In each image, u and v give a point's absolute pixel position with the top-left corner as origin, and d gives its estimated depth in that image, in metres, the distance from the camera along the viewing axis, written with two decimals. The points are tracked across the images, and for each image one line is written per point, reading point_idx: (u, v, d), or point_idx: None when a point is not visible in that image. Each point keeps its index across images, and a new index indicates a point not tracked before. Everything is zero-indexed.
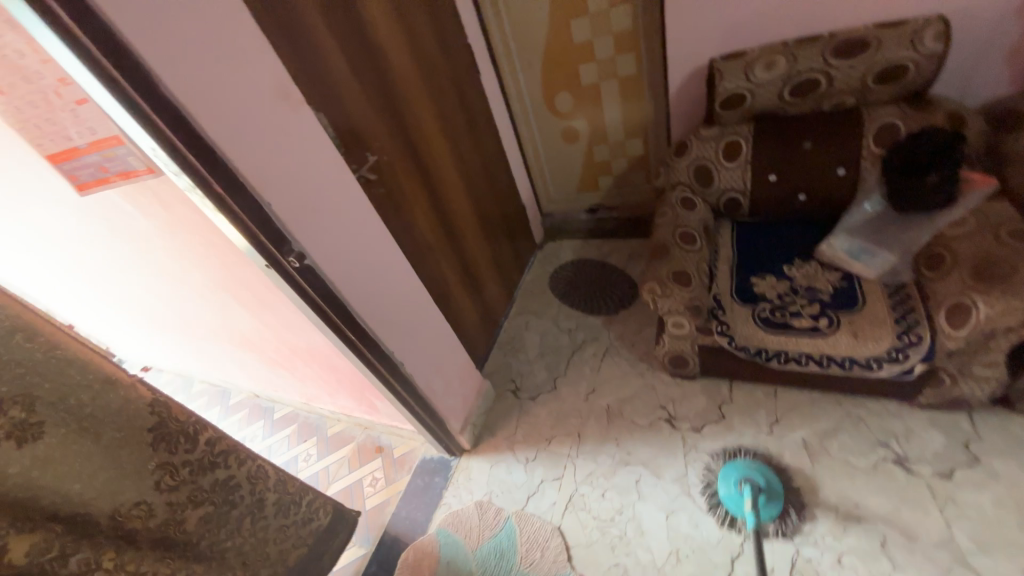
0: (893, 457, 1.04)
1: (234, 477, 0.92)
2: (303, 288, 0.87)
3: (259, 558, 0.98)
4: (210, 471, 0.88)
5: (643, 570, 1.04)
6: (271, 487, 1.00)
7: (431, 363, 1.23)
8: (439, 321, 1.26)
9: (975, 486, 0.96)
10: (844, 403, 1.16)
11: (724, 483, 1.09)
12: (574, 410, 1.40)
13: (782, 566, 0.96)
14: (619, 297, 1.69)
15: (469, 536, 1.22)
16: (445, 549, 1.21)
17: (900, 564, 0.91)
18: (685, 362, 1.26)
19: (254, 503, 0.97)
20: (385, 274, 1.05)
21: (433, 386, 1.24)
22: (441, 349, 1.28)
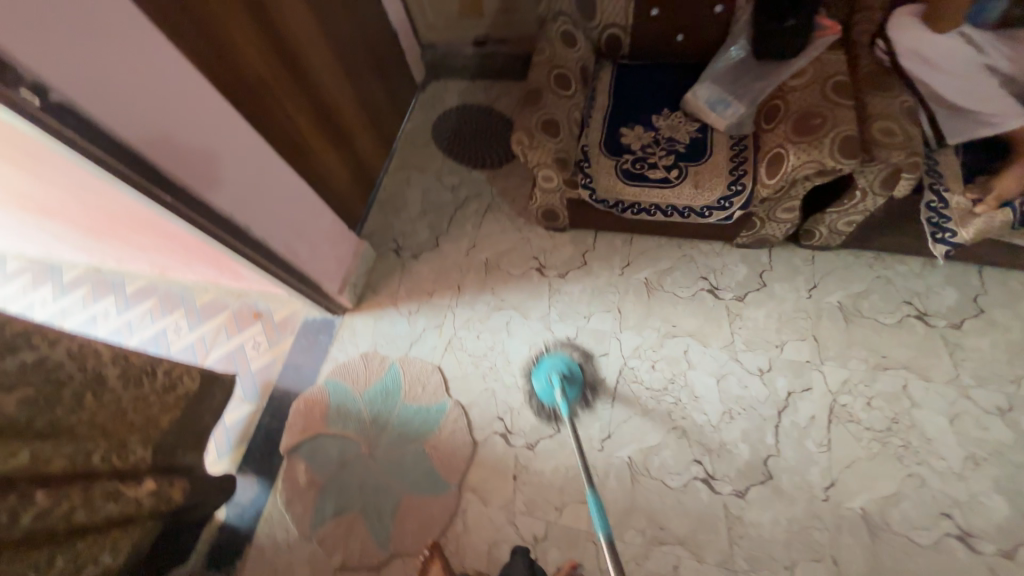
0: (708, 288, 1.26)
1: (50, 359, 0.85)
2: (68, 136, 0.69)
3: (124, 426, 0.99)
4: (11, 356, 0.80)
5: (507, 390, 1.22)
6: (108, 363, 0.95)
7: (289, 226, 1.12)
8: (295, 178, 1.11)
9: (759, 304, 1.21)
10: (684, 247, 1.32)
11: (540, 385, 1.18)
12: (455, 266, 1.44)
13: (612, 374, 1.19)
14: (504, 149, 1.62)
15: (356, 381, 1.30)
16: (335, 397, 1.28)
17: (694, 362, 1.18)
18: (556, 215, 1.31)
19: (92, 379, 0.92)
20: (206, 127, 0.87)
21: (296, 250, 1.16)
22: (300, 209, 1.15)
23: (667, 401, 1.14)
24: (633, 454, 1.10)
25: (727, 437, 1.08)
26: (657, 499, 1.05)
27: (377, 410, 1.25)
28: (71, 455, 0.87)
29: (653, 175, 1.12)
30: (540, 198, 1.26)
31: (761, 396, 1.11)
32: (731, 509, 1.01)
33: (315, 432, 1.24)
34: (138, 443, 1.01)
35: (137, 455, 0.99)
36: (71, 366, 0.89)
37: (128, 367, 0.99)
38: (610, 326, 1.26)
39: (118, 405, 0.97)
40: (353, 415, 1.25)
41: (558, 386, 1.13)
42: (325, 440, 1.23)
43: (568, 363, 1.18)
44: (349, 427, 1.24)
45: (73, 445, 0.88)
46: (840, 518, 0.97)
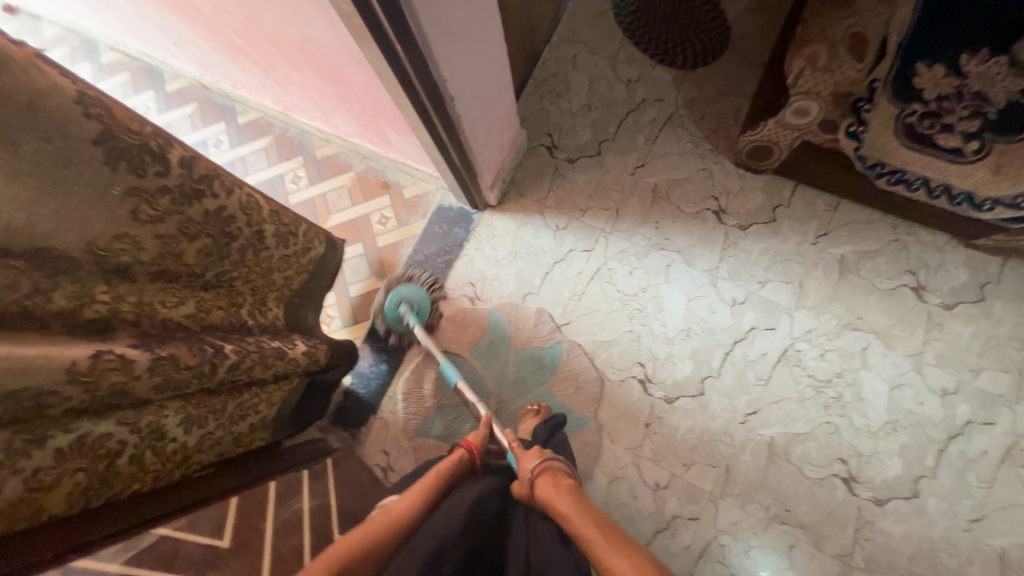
0: (913, 284, 1.09)
1: (226, 209, 0.72)
2: None
3: (269, 284, 0.91)
4: (197, 202, 0.66)
5: (653, 339, 1.14)
6: (268, 220, 0.83)
7: (479, 103, 0.94)
8: (497, 38, 0.88)
9: (968, 320, 1.06)
10: (899, 229, 1.12)
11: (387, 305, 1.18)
12: (616, 184, 1.24)
13: (774, 351, 1.10)
14: (705, 46, 1.29)
15: (517, 335, 1.19)
16: (492, 331, 1.20)
17: (869, 362, 1.07)
18: (768, 155, 1.08)
19: (254, 237, 0.80)
20: None
21: (477, 133, 0.99)
22: (490, 81, 0.95)
23: (827, 395, 1.06)
24: (777, 438, 1.06)
25: (882, 447, 1.03)
26: (789, 484, 1.03)
27: (522, 353, 1.17)
28: (225, 309, 0.80)
29: (940, 146, 0.88)
30: (762, 132, 1.02)
31: (934, 417, 1.03)
32: (864, 512, 1.00)
33: (454, 354, 1.19)
34: (274, 301, 0.95)
35: (274, 313, 0.94)
36: (240, 219, 0.76)
37: (280, 224, 0.87)
38: (785, 300, 1.12)
39: (271, 264, 0.88)
40: (500, 357, 1.18)
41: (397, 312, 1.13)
42: (461, 366, 1.18)
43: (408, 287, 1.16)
44: (490, 368, 1.18)
45: (229, 297, 0.82)
46: (974, 550, 0.97)
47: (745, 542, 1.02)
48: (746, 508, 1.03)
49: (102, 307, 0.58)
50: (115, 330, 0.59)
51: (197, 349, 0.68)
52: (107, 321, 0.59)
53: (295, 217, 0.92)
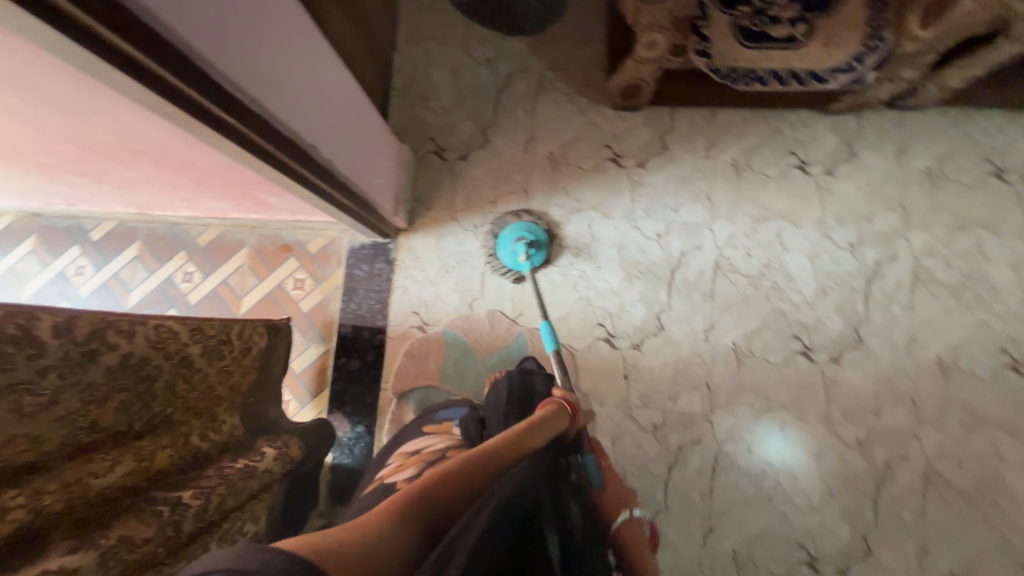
0: (797, 163, 1.19)
1: (135, 355, 0.65)
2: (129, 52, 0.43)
3: (217, 398, 0.82)
4: (93, 364, 0.60)
5: (602, 296, 1.18)
6: (190, 343, 0.73)
7: (350, 142, 0.91)
8: (344, 77, 0.86)
9: (849, 177, 1.18)
10: (770, 118, 1.21)
11: (503, 241, 1.17)
12: (515, 166, 1.24)
13: (708, 266, 1.17)
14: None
15: (478, 344, 1.18)
16: (453, 349, 1.18)
17: (787, 244, 1.17)
18: (638, 93, 1.12)
19: (180, 365, 0.72)
20: (275, 18, 0.62)
21: (359, 170, 0.96)
22: (353, 115, 0.92)
23: (764, 286, 1.15)
24: (738, 342, 1.14)
25: (823, 313, 1.14)
26: (761, 376, 1.12)
27: (490, 359, 1.17)
28: (173, 444, 0.73)
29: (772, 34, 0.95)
30: (628, 72, 1.05)
31: (852, 269, 1.15)
32: (827, 374, 1.11)
33: (426, 385, 1.16)
34: (226, 410, 0.86)
35: (229, 424, 0.85)
36: (156, 358, 0.68)
37: (207, 341, 0.77)
38: (700, 216, 1.19)
39: (210, 380, 0.79)
40: (470, 371, 1.17)
41: (524, 251, 1.14)
42: (437, 394, 1.16)
43: (537, 230, 1.17)
44: (465, 385, 1.16)
45: (172, 430, 0.74)
46: (918, 368, 1.10)
47: (745, 442, 1.10)
48: (734, 412, 1.11)
49: (17, 513, 0.52)
50: (44, 532, 0.55)
51: (149, 516, 0.63)
52: (32, 527, 0.54)
53: (220, 325, 0.81)
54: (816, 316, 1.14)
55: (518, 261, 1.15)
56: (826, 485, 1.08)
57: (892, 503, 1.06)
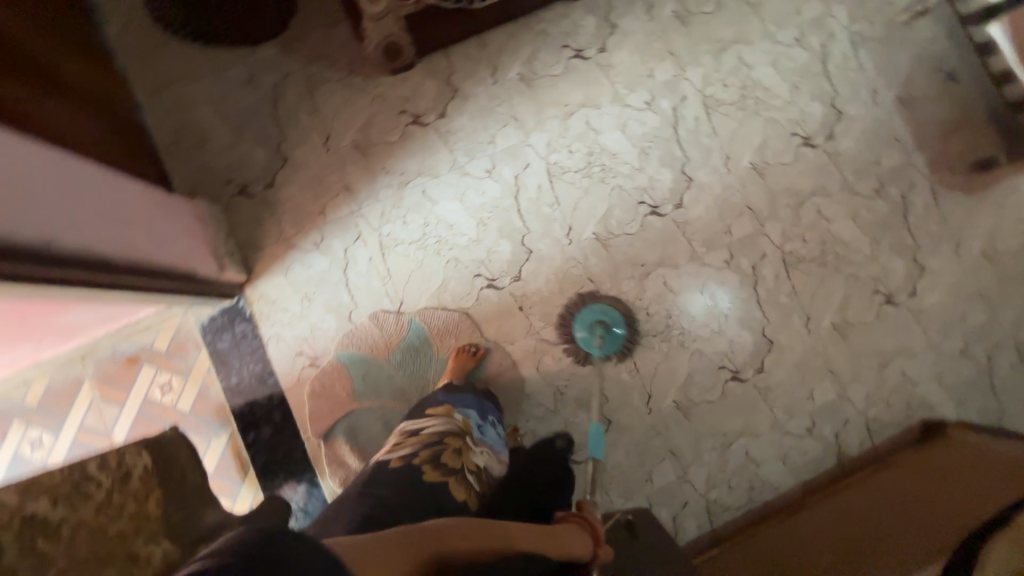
0: (573, 52, 1.26)
1: None
2: None
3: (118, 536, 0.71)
4: None
5: (466, 249, 1.20)
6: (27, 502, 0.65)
7: (113, 222, 0.84)
8: (67, 159, 0.79)
9: (619, 47, 1.26)
10: (532, 23, 1.25)
11: (581, 323, 1.16)
12: (328, 169, 1.20)
13: (543, 178, 1.22)
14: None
15: (376, 349, 1.16)
16: (356, 367, 1.15)
17: (598, 127, 1.25)
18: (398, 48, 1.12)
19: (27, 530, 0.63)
20: None
21: (142, 246, 0.89)
22: (104, 194, 0.85)
23: (595, 173, 1.23)
24: (597, 230, 1.21)
25: (651, 171, 1.24)
26: (629, 247, 1.21)
27: (395, 359, 1.15)
28: None
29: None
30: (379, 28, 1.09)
31: (657, 124, 1.25)
32: (677, 220, 1.23)
33: (346, 412, 1.13)
34: (156, 537, 0.74)
35: (161, 549, 0.73)
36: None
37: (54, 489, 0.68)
38: (516, 137, 1.23)
39: (92, 522, 0.69)
40: (382, 378, 1.14)
41: (599, 337, 1.14)
42: (361, 415, 1.13)
43: (616, 314, 1.16)
44: (383, 393, 1.14)
45: None
46: (742, 179, 1.24)
47: (642, 310, 1.20)
48: (621, 289, 1.20)
49: None
50: None
51: None
52: None
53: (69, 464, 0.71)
54: (648, 177, 1.24)
55: (592, 347, 1.14)
56: (718, 308, 1.21)
57: (769, 295, 1.21)
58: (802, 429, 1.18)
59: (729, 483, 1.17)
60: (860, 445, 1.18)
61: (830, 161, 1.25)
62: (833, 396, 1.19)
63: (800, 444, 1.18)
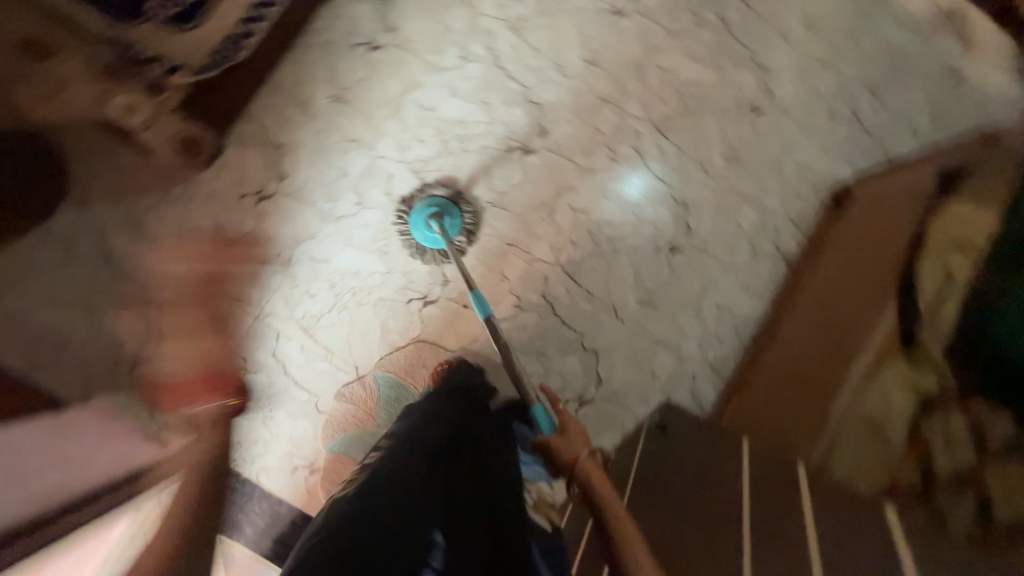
0: (367, 45, 1.19)
1: None
2: None
3: None
4: None
5: (383, 284, 1.16)
6: None
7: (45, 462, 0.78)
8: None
9: (406, 15, 1.19)
10: (310, 38, 1.16)
11: (415, 227, 1.16)
12: (208, 291, 1.12)
13: (412, 179, 1.19)
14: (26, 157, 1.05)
15: (362, 420, 1.14)
16: (353, 446, 1.14)
17: (432, 105, 1.21)
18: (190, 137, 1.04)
19: None
20: None
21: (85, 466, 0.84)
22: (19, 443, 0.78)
23: (454, 148, 1.21)
24: (489, 197, 1.21)
25: (502, 116, 1.22)
26: (523, 196, 1.22)
27: (385, 418, 1.15)
28: None
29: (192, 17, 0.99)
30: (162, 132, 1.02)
31: (482, 69, 1.22)
32: (549, 147, 1.24)
33: None
34: None
35: None
36: None
37: None
38: (365, 157, 1.18)
39: None
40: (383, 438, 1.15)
41: (437, 229, 1.13)
42: None
43: (439, 200, 1.17)
44: None
45: None
46: (583, 76, 1.24)
47: (566, 241, 1.23)
48: (539, 235, 1.22)
49: None
50: None
51: None
52: None
53: None
54: (504, 124, 1.23)
55: (437, 240, 1.15)
56: (627, 202, 1.25)
57: (661, 164, 1.26)
58: (747, 257, 1.27)
59: (717, 337, 1.25)
60: (798, 242, 1.28)
61: (649, 16, 1.23)
62: (757, 216, 1.28)
63: (752, 270, 1.27)
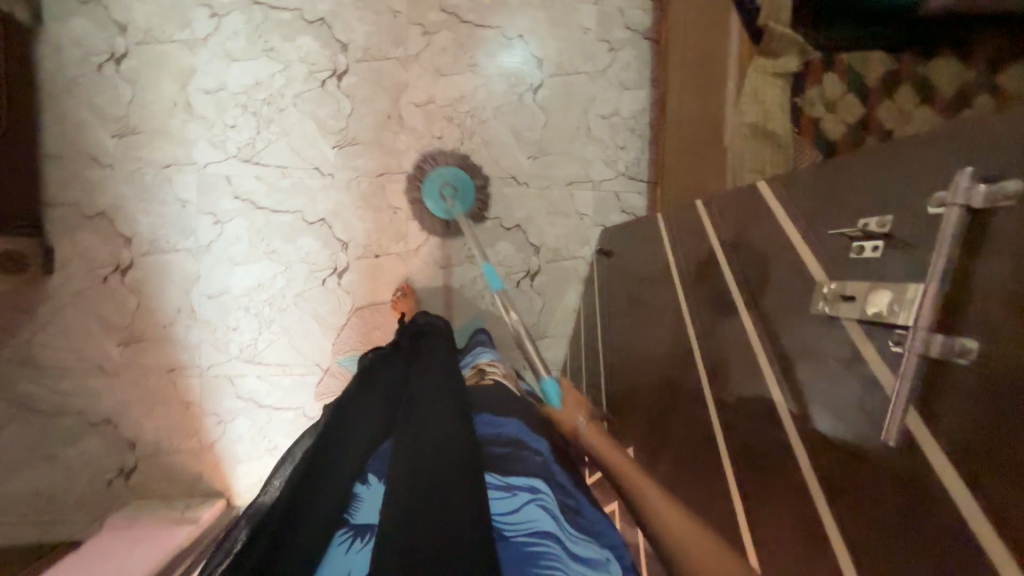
0: (112, 60, 1.04)
1: None
2: None
3: None
4: None
5: (291, 280, 1.12)
6: None
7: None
8: None
9: (129, 7, 1.04)
10: (53, 88, 1.03)
11: (427, 192, 1.12)
12: (140, 379, 1.09)
13: (249, 168, 1.09)
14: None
15: None
16: None
17: (217, 83, 1.08)
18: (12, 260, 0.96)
19: None
20: None
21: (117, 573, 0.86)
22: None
23: (268, 114, 1.09)
24: (333, 141, 1.12)
25: (293, 53, 1.09)
26: (365, 121, 1.12)
27: None
28: None
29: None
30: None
31: (241, 16, 1.07)
32: (358, 57, 1.12)
33: None
34: None
35: None
36: None
37: None
38: (191, 173, 1.08)
39: None
40: None
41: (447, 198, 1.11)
42: None
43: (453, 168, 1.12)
44: None
45: None
46: None
47: (432, 139, 1.15)
48: (403, 149, 1.14)
49: None
50: None
51: None
52: None
53: None
54: (299, 59, 1.10)
55: (448, 210, 1.12)
56: (466, 67, 1.15)
57: (476, 10, 1.15)
58: (608, 54, 1.19)
59: (619, 146, 1.21)
60: (646, 10, 1.20)
61: None
62: (595, 7, 1.18)
63: (619, 63, 1.20)
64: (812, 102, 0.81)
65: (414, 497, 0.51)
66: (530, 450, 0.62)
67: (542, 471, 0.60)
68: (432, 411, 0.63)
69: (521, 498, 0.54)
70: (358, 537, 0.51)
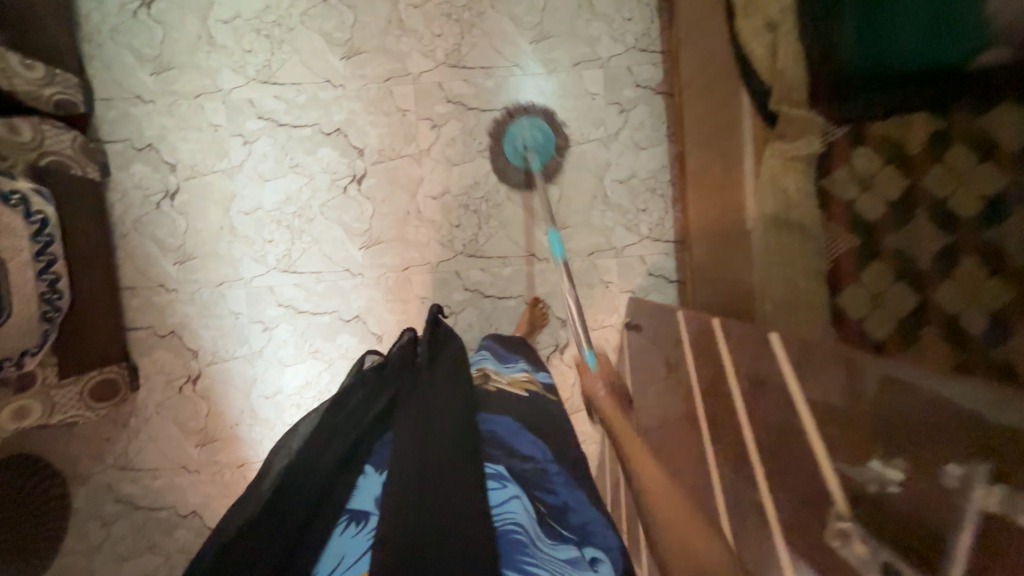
0: (166, 197, 1.18)
1: None
2: None
3: None
4: None
5: (334, 377, 1.20)
6: None
7: None
8: None
9: (176, 147, 1.17)
10: (124, 230, 1.18)
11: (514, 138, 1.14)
12: (218, 474, 1.22)
13: (289, 277, 1.19)
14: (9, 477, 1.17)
15: None
16: None
17: (254, 204, 1.18)
18: (111, 396, 1.12)
19: None
20: None
21: None
22: None
23: (299, 225, 1.18)
24: (359, 243, 1.18)
25: (316, 166, 1.17)
26: (387, 220, 1.18)
27: None
28: None
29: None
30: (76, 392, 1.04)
31: (268, 139, 1.17)
32: (375, 160, 1.17)
33: None
34: None
35: None
36: None
37: None
38: (240, 287, 1.19)
39: None
40: None
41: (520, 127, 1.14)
42: None
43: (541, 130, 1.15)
44: None
45: None
46: (356, 71, 1.16)
47: (449, 227, 1.18)
48: (423, 241, 1.18)
49: None
50: None
51: None
52: None
53: None
54: (322, 169, 1.17)
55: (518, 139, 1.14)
56: (476, 153, 1.17)
57: (481, 95, 1.16)
58: (619, 116, 1.16)
59: (641, 209, 1.17)
60: (657, 64, 1.15)
61: None
62: (601, 71, 1.16)
63: (630, 124, 1.16)
64: (842, 183, 0.72)
65: (414, 507, 0.54)
66: (520, 455, 0.64)
67: (536, 477, 0.62)
68: (441, 417, 0.67)
69: (504, 493, 0.57)
70: (353, 522, 0.56)
